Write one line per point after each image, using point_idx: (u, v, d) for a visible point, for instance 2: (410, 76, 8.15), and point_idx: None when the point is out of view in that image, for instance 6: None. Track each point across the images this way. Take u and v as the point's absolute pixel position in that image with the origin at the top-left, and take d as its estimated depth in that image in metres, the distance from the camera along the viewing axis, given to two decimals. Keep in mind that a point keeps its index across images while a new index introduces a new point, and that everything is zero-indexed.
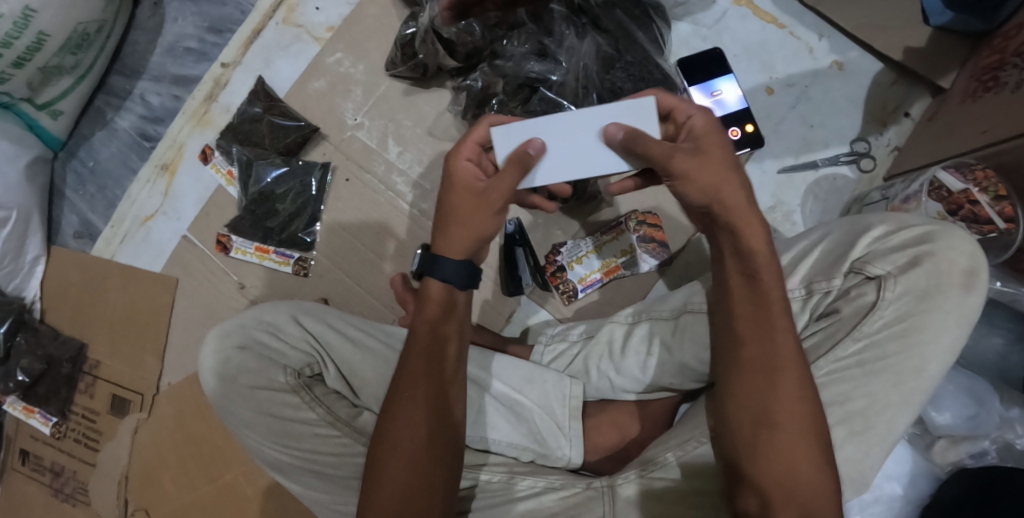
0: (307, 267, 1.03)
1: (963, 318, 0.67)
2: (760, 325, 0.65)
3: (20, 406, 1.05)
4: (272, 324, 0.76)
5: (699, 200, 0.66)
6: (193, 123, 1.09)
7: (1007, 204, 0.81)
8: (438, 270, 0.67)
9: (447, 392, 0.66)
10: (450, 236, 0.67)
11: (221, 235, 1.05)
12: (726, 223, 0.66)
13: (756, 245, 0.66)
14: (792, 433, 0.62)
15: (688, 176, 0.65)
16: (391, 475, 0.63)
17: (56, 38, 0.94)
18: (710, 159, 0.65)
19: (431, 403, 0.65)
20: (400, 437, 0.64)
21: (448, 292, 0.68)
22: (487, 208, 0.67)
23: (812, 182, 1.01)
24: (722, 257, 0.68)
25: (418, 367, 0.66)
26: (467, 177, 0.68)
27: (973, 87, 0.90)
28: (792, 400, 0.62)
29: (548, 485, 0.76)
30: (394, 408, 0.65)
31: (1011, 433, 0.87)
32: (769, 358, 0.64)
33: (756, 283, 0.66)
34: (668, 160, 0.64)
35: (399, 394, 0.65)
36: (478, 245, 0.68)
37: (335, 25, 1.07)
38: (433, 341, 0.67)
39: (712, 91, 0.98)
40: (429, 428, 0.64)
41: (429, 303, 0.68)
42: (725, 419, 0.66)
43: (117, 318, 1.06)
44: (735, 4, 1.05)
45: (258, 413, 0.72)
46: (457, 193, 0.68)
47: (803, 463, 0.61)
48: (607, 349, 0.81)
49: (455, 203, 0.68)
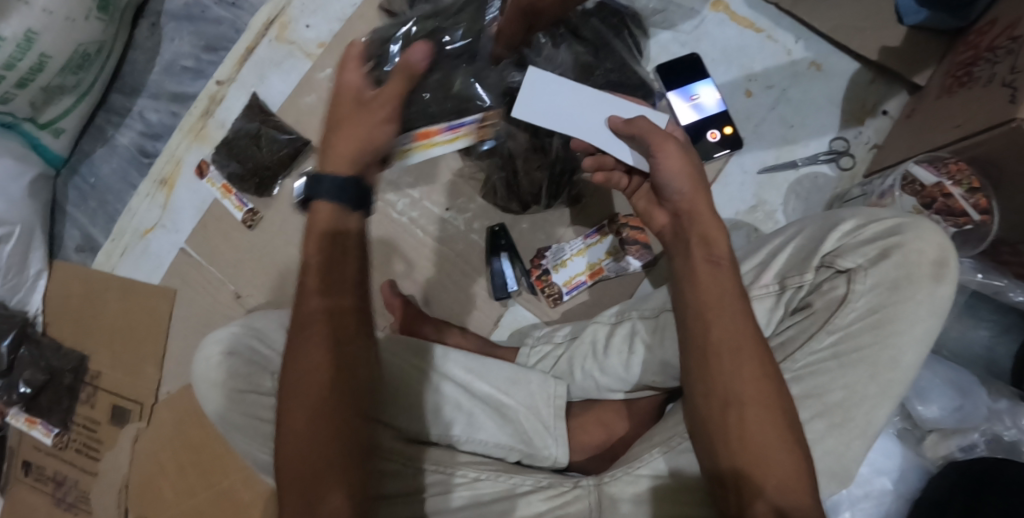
0: (255, 218, 1.08)
1: (935, 309, 0.69)
2: (723, 306, 0.66)
3: (22, 418, 1.08)
4: (260, 331, 0.80)
5: (680, 184, 0.72)
6: (190, 138, 1.13)
7: (982, 196, 0.83)
8: (318, 194, 0.62)
9: (354, 348, 0.64)
10: (335, 143, 0.63)
11: (201, 161, 1.11)
12: (690, 214, 0.72)
13: (716, 235, 0.70)
14: (760, 411, 0.64)
15: (674, 156, 0.71)
16: (294, 443, 0.61)
17: (57, 59, 0.97)
18: (692, 155, 0.74)
19: (335, 362, 0.62)
20: (302, 408, 0.61)
21: (338, 217, 0.63)
22: (371, 115, 0.63)
23: (793, 181, 1.03)
24: (687, 247, 0.71)
25: (317, 322, 0.63)
26: (352, 90, 0.64)
27: (948, 83, 0.93)
28: (755, 379, 0.64)
29: (536, 484, 0.77)
30: (292, 373, 0.63)
31: (999, 425, 0.88)
32: (734, 339, 0.65)
33: (721, 269, 0.68)
34: (661, 141, 0.72)
35: (299, 354, 0.63)
36: (361, 161, 0.63)
37: (325, 41, 1.10)
38: (330, 280, 0.63)
39: (690, 96, 1.02)
40: (336, 392, 0.62)
41: (315, 226, 0.63)
42: (696, 404, 0.67)
43: (117, 330, 1.09)
44: (713, 10, 1.08)
45: (246, 416, 0.74)
46: (343, 102, 0.64)
47: (774, 443, 0.63)
48: (590, 349, 0.84)
49: (340, 112, 0.64)
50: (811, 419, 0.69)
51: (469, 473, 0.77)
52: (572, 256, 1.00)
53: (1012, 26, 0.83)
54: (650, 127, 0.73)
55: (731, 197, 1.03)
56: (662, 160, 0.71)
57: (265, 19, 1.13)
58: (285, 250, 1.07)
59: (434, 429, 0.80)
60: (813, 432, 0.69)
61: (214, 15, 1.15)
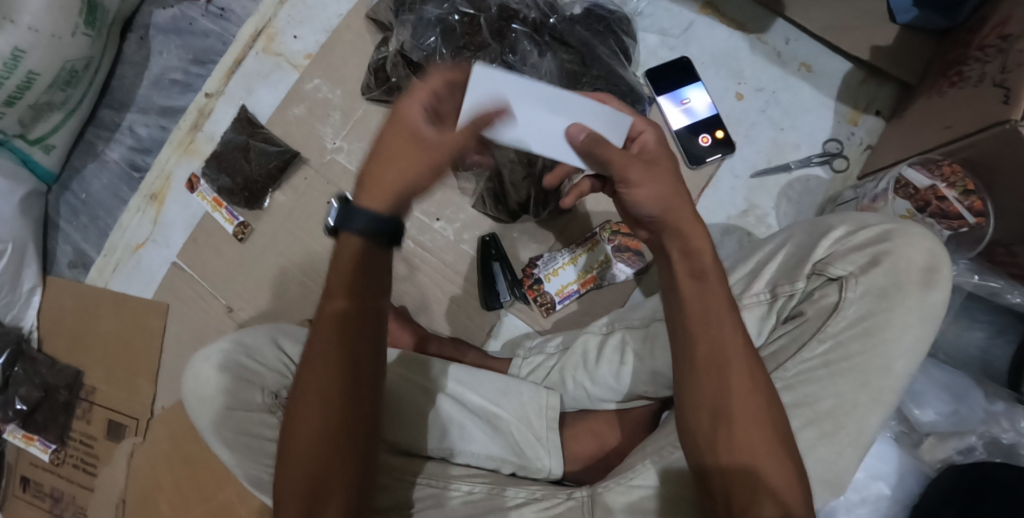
0: (246, 232, 1.07)
1: (926, 315, 0.68)
2: (709, 320, 0.65)
3: (20, 434, 1.08)
4: (249, 347, 0.79)
5: (651, 209, 0.67)
6: (180, 152, 1.13)
7: (976, 199, 0.82)
8: (359, 227, 0.59)
9: (366, 361, 0.62)
10: (383, 177, 0.59)
11: (192, 175, 1.10)
12: (670, 229, 0.68)
13: (701, 247, 0.67)
14: (749, 425, 0.63)
15: (643, 184, 0.66)
16: (298, 446, 0.61)
17: (45, 76, 0.97)
18: (662, 172, 0.68)
19: (344, 373, 0.61)
20: (309, 414, 0.60)
21: (368, 251, 0.61)
22: (425, 156, 0.60)
23: (785, 184, 1.02)
24: (668, 260, 0.69)
25: (331, 330, 0.61)
26: (413, 122, 0.60)
27: (940, 82, 0.92)
28: (745, 392, 0.63)
29: (530, 496, 0.75)
30: (303, 377, 0.61)
31: (997, 427, 0.85)
32: (720, 353, 0.64)
33: (705, 282, 0.67)
34: (625, 168, 0.66)
35: (310, 361, 0.61)
36: (402, 203, 0.60)
37: (313, 52, 1.10)
38: (351, 293, 0.61)
39: (680, 100, 1.03)
40: (343, 402, 0.61)
41: (342, 259, 0.61)
42: (685, 417, 0.66)
43: (111, 345, 1.09)
44: (701, 13, 1.07)
45: (236, 433, 0.73)
46: (394, 132, 0.60)
47: (765, 456, 0.62)
48: (581, 360, 0.84)
49: (389, 142, 0.60)
50: (802, 428, 0.68)
51: (465, 487, 0.76)
52: (564, 265, 0.99)
53: (1002, 24, 0.82)
54: (613, 152, 0.66)
55: (722, 202, 1.03)
56: (633, 186, 0.66)
57: (252, 30, 1.12)
58: (277, 263, 1.07)
59: (427, 442, 0.80)
60: (804, 441, 0.68)
61: (202, 28, 1.14)
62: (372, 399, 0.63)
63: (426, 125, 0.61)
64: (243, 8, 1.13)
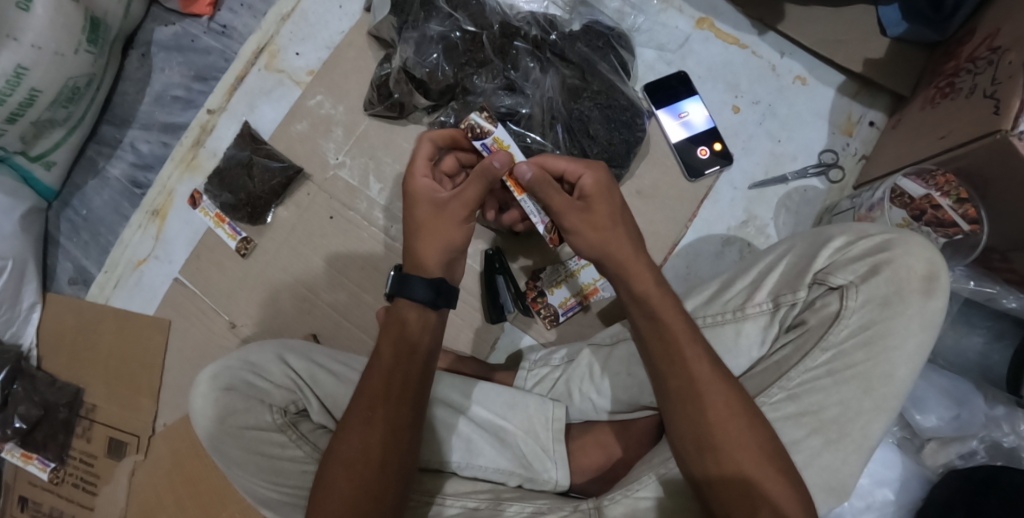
0: (249, 247, 1.08)
1: (926, 323, 0.70)
2: (672, 357, 0.67)
3: (19, 453, 1.07)
4: (256, 364, 0.78)
5: (591, 255, 0.70)
6: (182, 169, 1.13)
7: (970, 206, 0.83)
8: (408, 289, 0.68)
9: (405, 417, 0.66)
10: (421, 248, 0.69)
11: (193, 191, 1.10)
12: (618, 270, 0.69)
13: (646, 288, 0.69)
14: (736, 450, 0.64)
15: (581, 234, 0.69)
16: (339, 492, 0.64)
17: (48, 93, 0.97)
18: (598, 216, 0.69)
19: (386, 424, 0.65)
20: (354, 454, 0.65)
21: (419, 313, 0.69)
22: (449, 217, 0.69)
23: (783, 195, 1.04)
24: (625, 304, 0.71)
25: (377, 387, 0.66)
26: (425, 194, 0.70)
27: (932, 93, 0.94)
28: (724, 420, 0.65)
29: (536, 510, 0.75)
30: (344, 427, 0.66)
31: (998, 431, 0.85)
32: (690, 386, 0.66)
33: (659, 322, 0.68)
34: (563, 218, 0.69)
35: (354, 416, 0.66)
36: (444, 261, 0.69)
37: (315, 69, 1.11)
38: (398, 360, 0.67)
39: (678, 113, 1.05)
40: (382, 448, 0.65)
41: (391, 324, 0.69)
42: (674, 447, 0.68)
43: (112, 361, 1.08)
44: (697, 28, 1.09)
45: (247, 452, 0.74)
46: (418, 207, 0.70)
47: (758, 477, 0.63)
48: (587, 372, 0.85)
49: (418, 216, 0.70)
50: (807, 436, 0.69)
51: (467, 503, 0.77)
52: (567, 278, 1.00)
53: (991, 36, 0.84)
54: (552, 195, 0.68)
55: (722, 213, 1.04)
56: (572, 234, 0.69)
57: (254, 47, 1.13)
58: (281, 279, 1.07)
59: (436, 458, 0.80)
60: (810, 449, 0.69)
61: (204, 45, 1.15)
62: (413, 445, 0.67)
63: (440, 191, 0.70)
64: (245, 26, 1.15)
